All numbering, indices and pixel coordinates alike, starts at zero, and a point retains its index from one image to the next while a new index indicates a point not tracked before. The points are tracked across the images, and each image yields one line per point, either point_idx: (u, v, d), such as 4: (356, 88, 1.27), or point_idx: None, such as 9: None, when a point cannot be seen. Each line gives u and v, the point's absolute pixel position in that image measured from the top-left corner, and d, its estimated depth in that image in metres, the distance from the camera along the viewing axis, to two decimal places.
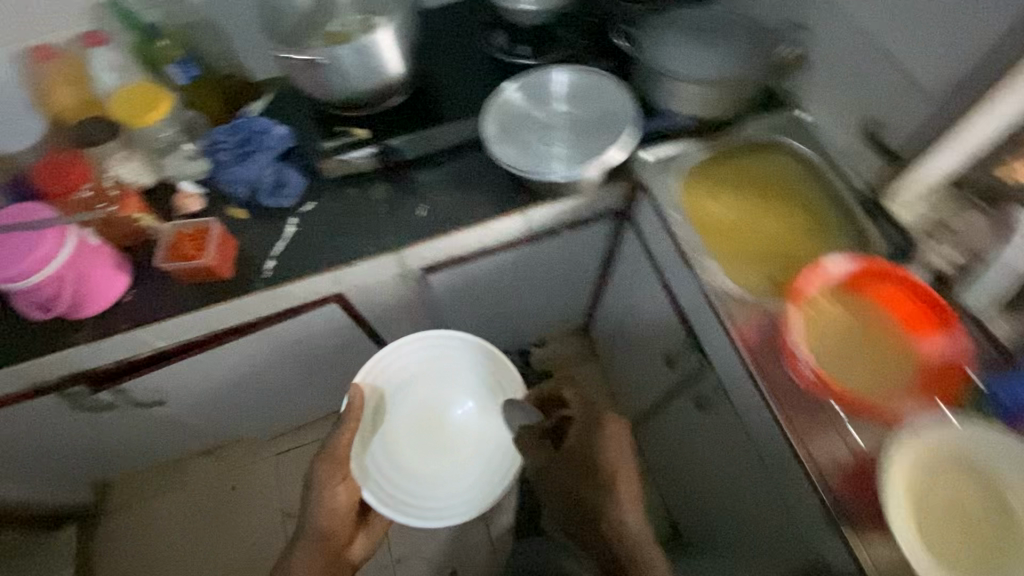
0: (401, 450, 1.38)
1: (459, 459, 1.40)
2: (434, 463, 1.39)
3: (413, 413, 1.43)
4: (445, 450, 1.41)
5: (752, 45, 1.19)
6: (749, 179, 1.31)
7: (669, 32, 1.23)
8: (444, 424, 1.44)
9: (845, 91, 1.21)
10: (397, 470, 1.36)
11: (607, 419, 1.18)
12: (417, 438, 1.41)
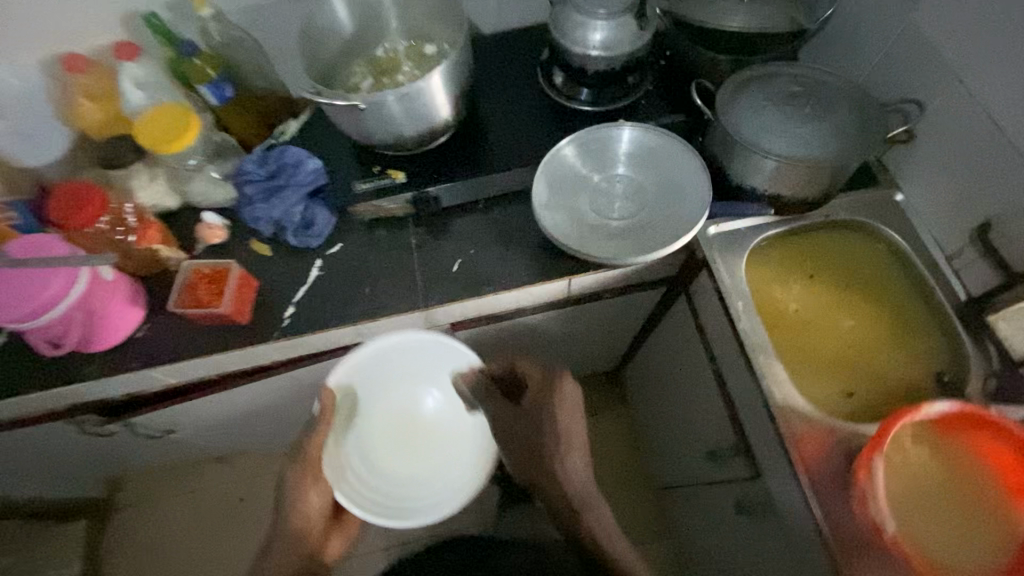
0: (375, 448, 1.32)
1: (435, 455, 1.33)
2: (409, 460, 1.32)
3: (386, 410, 1.35)
4: (423, 447, 1.34)
5: (852, 122, 1.04)
6: (827, 266, 1.16)
7: (757, 96, 1.08)
8: (418, 419, 1.36)
9: (955, 184, 1.06)
10: (369, 467, 1.29)
11: (561, 380, 1.10)
12: (392, 438, 1.34)
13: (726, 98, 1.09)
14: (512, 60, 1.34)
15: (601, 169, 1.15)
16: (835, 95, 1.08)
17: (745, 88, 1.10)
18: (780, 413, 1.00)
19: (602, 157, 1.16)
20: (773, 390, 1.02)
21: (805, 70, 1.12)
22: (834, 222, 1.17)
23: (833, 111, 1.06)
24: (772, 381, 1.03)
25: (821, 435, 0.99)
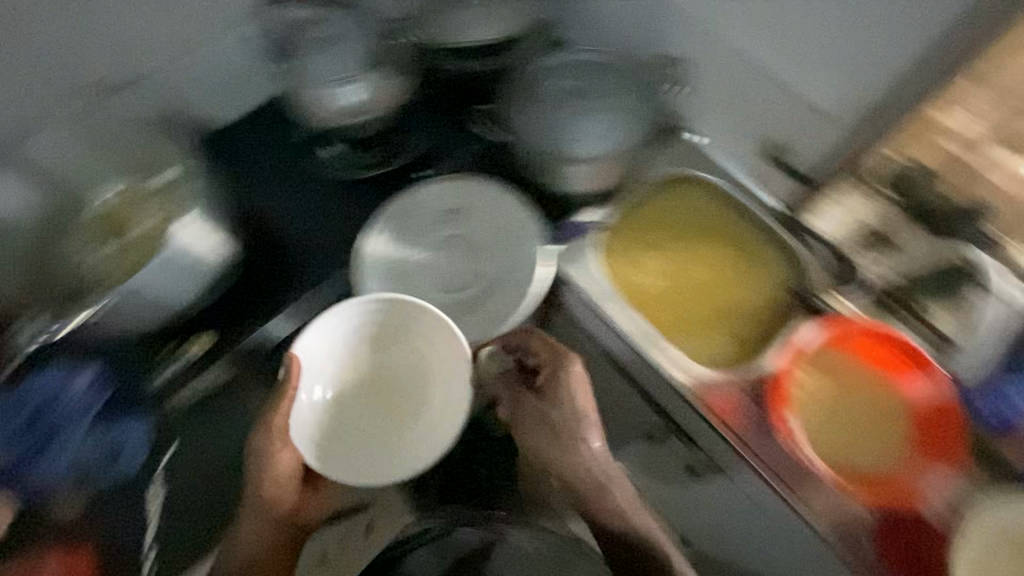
0: (341, 394, 1.02)
1: (417, 407, 1.01)
2: (383, 407, 1.02)
3: (402, 345, 1.02)
4: (405, 395, 1.02)
5: (629, 97, 1.12)
6: (669, 226, 1.13)
7: (542, 104, 1.10)
8: (400, 359, 1.03)
9: (733, 111, 1.15)
10: (334, 416, 1.01)
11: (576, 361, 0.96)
12: (367, 385, 1.03)
13: (517, 116, 1.10)
14: (267, 146, 1.15)
15: (425, 245, 1.09)
16: (603, 77, 1.14)
17: (528, 99, 1.10)
18: (683, 392, 1.01)
19: (421, 232, 1.09)
20: (670, 374, 1.01)
21: (565, 57, 1.15)
22: (652, 184, 1.15)
23: (609, 93, 1.12)
24: (666, 366, 1.02)
25: (725, 393, 1.01)
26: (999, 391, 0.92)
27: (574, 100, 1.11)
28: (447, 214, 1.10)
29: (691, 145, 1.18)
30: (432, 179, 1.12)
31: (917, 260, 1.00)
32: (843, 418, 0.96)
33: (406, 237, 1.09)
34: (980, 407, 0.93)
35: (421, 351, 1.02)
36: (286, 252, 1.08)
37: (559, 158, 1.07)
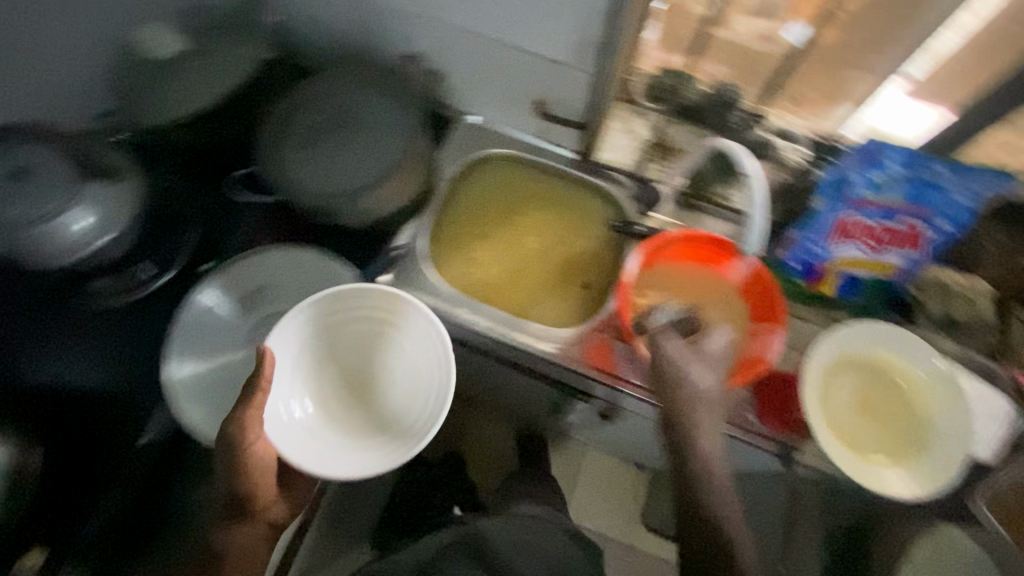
0: (320, 405, 0.95)
1: (399, 398, 0.96)
2: (365, 405, 0.96)
3: (370, 335, 0.97)
4: (384, 389, 0.97)
5: (388, 102, 1.02)
6: (482, 209, 1.18)
7: (296, 149, 0.98)
8: (374, 354, 0.98)
9: (494, 85, 1.12)
10: (319, 420, 0.94)
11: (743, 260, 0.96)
12: (348, 377, 0.97)
13: (274, 173, 0.97)
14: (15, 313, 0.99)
15: (236, 336, 0.97)
16: (348, 92, 1.02)
17: (279, 148, 0.98)
18: (557, 358, 1.07)
19: (228, 324, 0.98)
20: (539, 346, 1.07)
21: (301, 85, 1.03)
22: (456, 179, 1.18)
23: (362, 110, 1.01)
24: (532, 343, 1.07)
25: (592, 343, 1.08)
26: (799, 242, 1.03)
27: (327, 133, 0.99)
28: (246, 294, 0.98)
29: (475, 127, 1.22)
30: (211, 275, 0.99)
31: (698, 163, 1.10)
32: (683, 323, 1.01)
33: (212, 342, 0.95)
34: (787, 259, 1.06)
35: (395, 337, 0.97)
36: (105, 405, 1.00)
37: (345, 198, 0.98)
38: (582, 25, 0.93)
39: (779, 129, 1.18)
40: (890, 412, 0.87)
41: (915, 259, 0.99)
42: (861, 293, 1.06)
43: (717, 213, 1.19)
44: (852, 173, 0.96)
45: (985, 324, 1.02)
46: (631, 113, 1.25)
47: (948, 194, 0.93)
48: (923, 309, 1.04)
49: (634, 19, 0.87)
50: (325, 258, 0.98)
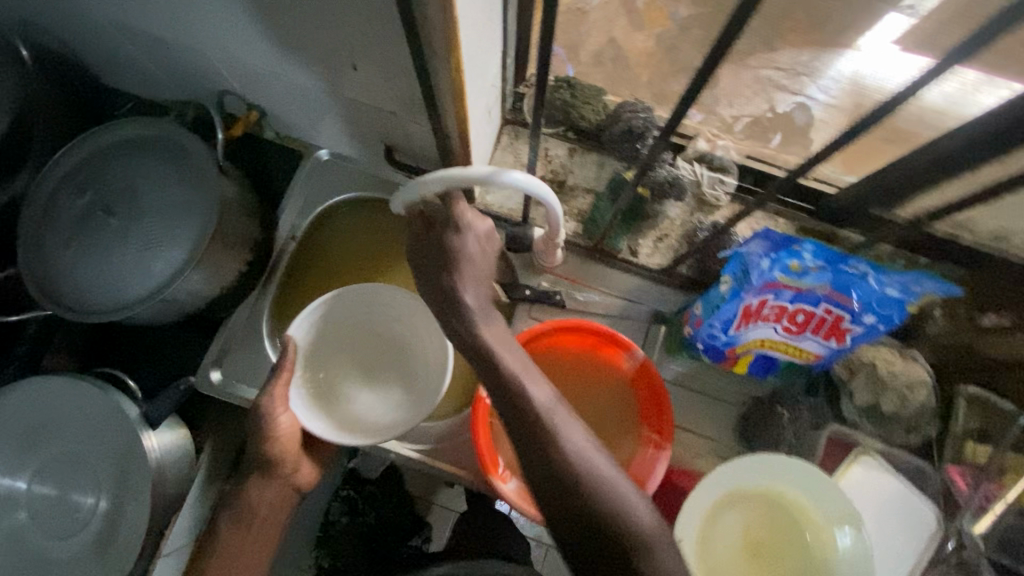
0: (357, 355, 0.92)
1: (412, 367, 0.91)
2: (381, 384, 0.91)
3: (360, 316, 0.91)
4: (393, 363, 0.92)
5: (182, 174, 0.80)
6: (338, 271, 1.01)
7: (61, 249, 0.78)
8: (371, 334, 0.92)
9: (330, 122, 0.89)
10: (340, 407, 0.87)
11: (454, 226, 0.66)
12: (363, 367, 0.91)
13: (37, 281, 0.78)
14: None
15: (18, 495, 0.76)
16: (129, 163, 0.80)
17: (42, 247, 0.78)
18: (423, 461, 0.90)
19: (4, 480, 0.76)
20: (401, 449, 0.90)
21: (68, 153, 0.80)
22: (302, 240, 0.99)
23: (145, 187, 0.79)
24: (392, 445, 0.90)
25: (463, 442, 0.92)
26: (705, 325, 0.85)
27: (98, 223, 0.78)
28: (16, 447, 0.77)
29: (329, 166, 1.00)
30: None
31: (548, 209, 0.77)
32: None
33: None
34: (700, 340, 0.88)
35: (383, 313, 0.91)
36: None
37: (124, 308, 0.76)
38: (394, 80, 0.69)
39: (697, 156, 0.97)
40: (773, 556, 0.75)
41: (837, 348, 0.82)
42: (779, 371, 0.92)
43: (620, 266, 1.00)
44: (757, 260, 0.75)
45: (920, 413, 0.86)
46: (521, 137, 1.02)
47: (875, 289, 0.72)
48: (849, 394, 0.88)
49: (448, 87, 0.64)
50: (102, 387, 0.76)
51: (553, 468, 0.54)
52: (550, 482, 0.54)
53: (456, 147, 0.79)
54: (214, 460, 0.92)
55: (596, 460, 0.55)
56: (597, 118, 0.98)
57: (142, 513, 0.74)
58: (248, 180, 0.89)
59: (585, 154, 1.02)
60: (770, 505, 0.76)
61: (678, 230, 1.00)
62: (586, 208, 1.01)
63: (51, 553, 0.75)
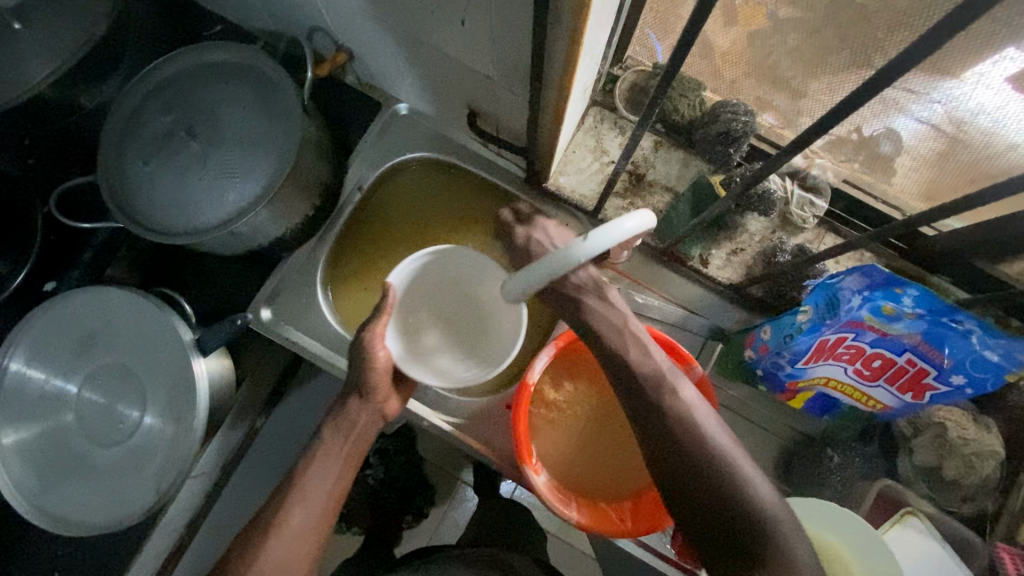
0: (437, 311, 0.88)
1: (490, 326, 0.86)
2: (460, 342, 0.87)
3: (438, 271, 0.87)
4: (466, 319, 0.89)
5: (266, 107, 0.78)
6: (398, 229, 0.99)
7: (142, 164, 0.78)
8: (451, 290, 0.89)
9: (417, 78, 0.86)
10: (421, 362, 0.84)
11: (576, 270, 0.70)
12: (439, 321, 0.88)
13: (113, 192, 0.78)
14: None
15: (67, 397, 0.78)
16: (215, 88, 0.79)
17: (122, 159, 0.78)
18: (455, 436, 0.89)
19: (56, 380, 0.79)
20: (434, 418, 0.89)
21: (158, 69, 0.79)
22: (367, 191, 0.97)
23: (228, 113, 0.78)
24: (427, 413, 0.90)
25: (498, 423, 0.90)
26: (771, 351, 0.81)
27: (179, 143, 0.77)
28: (73, 352, 0.79)
29: (405, 121, 0.97)
30: (35, 327, 0.79)
31: (628, 227, 0.61)
32: (602, 429, 0.85)
33: (32, 407, 0.78)
34: (764, 367, 0.85)
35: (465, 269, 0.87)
36: None
37: (193, 232, 0.76)
38: (501, 44, 0.66)
39: (791, 172, 0.90)
40: None
41: (911, 402, 0.77)
42: (836, 414, 0.88)
43: (686, 274, 0.95)
44: (849, 295, 0.69)
45: (982, 483, 0.81)
46: (607, 121, 0.96)
47: (974, 349, 0.66)
48: (910, 450, 0.83)
49: (562, 60, 0.59)
50: (161, 310, 0.77)
51: (671, 430, 0.59)
52: (662, 448, 0.59)
53: (547, 124, 0.75)
54: (249, 395, 0.93)
55: (711, 431, 0.58)
56: (691, 114, 0.93)
57: (181, 439, 0.75)
58: (327, 125, 0.87)
59: (671, 150, 0.96)
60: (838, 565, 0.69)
61: (755, 246, 0.93)
62: (662, 207, 0.96)
63: (93, 457, 0.78)
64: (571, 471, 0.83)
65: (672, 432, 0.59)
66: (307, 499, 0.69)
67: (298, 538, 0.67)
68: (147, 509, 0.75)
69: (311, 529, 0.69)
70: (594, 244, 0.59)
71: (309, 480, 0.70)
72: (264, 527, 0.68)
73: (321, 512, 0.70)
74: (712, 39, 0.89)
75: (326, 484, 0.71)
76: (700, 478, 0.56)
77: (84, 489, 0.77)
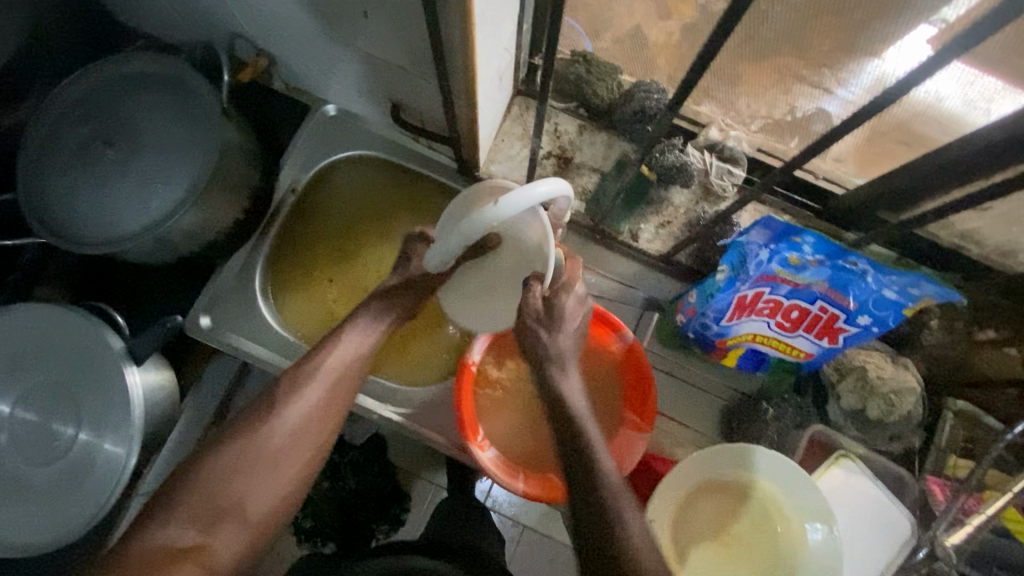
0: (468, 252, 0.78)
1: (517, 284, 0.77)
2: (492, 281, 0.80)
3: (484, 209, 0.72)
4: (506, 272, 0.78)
5: (183, 113, 0.79)
6: (334, 228, 0.98)
7: (60, 176, 0.78)
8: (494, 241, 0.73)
9: (339, 76, 0.88)
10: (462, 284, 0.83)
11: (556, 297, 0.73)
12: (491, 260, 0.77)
13: (34, 206, 0.78)
14: None
15: None
16: (132, 97, 0.80)
17: (40, 173, 0.78)
18: (406, 426, 0.90)
19: None
20: (382, 410, 0.90)
21: (72, 82, 0.80)
22: (302, 193, 0.98)
23: (146, 121, 0.79)
24: (374, 406, 0.90)
25: (446, 410, 0.91)
26: (698, 311, 0.85)
27: (97, 154, 0.78)
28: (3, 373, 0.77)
29: (334, 122, 0.98)
30: None
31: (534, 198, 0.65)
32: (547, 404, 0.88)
33: None
34: (693, 328, 0.88)
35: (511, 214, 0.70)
36: None
37: (114, 241, 0.76)
38: (406, 33, 0.68)
39: (708, 145, 0.93)
40: (746, 543, 0.75)
41: (829, 348, 0.81)
42: (768, 368, 0.92)
43: (621, 250, 0.99)
44: (756, 249, 0.73)
45: (906, 420, 0.86)
46: (531, 109, 0.99)
47: (873, 288, 0.70)
48: (837, 396, 0.88)
49: (459, 40, 0.61)
50: (90, 321, 0.77)
51: (588, 487, 0.60)
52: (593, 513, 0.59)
53: (463, 111, 0.78)
54: (196, 405, 0.93)
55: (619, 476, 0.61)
56: (610, 97, 0.94)
57: (115, 452, 0.74)
58: (251, 129, 0.88)
59: (596, 133, 1.00)
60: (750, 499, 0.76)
61: (682, 217, 0.97)
62: (591, 187, 0.99)
63: (28, 478, 0.76)
64: (516, 448, 0.85)
65: (587, 488, 0.60)
66: (294, 415, 0.68)
67: (306, 421, 0.68)
68: (86, 524, 0.74)
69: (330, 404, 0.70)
70: (508, 207, 0.64)
71: (331, 361, 0.72)
72: (316, 362, 0.71)
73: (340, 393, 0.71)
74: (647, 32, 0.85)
75: (347, 364, 0.72)
76: (601, 536, 0.57)
77: (20, 510, 0.76)
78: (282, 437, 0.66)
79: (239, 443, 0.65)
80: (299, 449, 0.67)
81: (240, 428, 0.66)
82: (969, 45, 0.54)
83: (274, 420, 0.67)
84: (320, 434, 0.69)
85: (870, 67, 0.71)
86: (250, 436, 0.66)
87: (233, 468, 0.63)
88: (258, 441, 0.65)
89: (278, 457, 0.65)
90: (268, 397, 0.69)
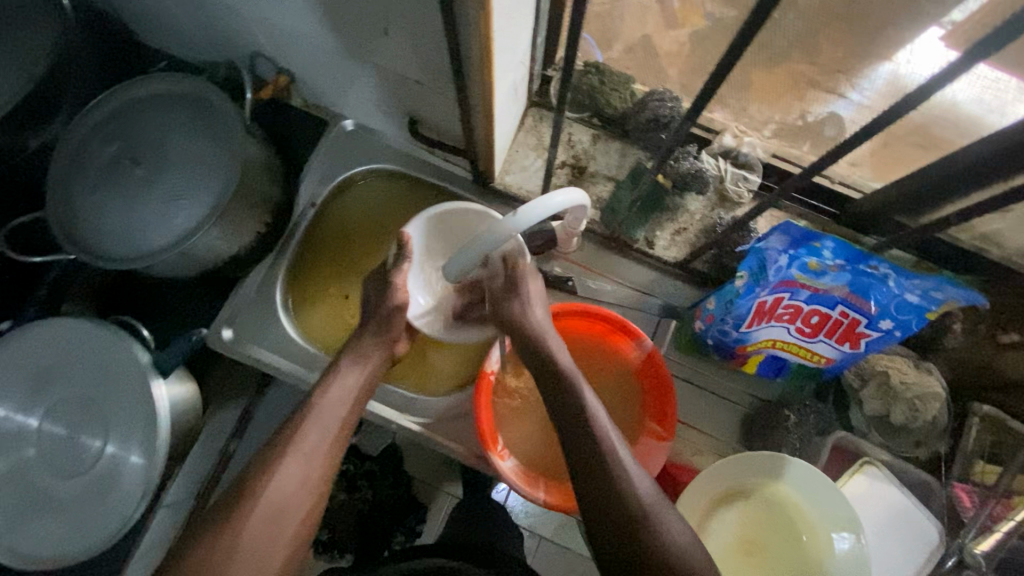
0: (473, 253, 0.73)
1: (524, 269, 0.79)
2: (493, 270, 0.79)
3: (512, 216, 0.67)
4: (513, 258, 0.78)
5: (206, 132, 0.81)
6: (352, 240, 1.00)
7: (88, 195, 0.80)
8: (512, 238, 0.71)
9: (355, 91, 0.90)
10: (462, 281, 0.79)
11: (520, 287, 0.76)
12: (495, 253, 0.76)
13: (63, 223, 0.80)
14: None
15: (28, 431, 0.78)
16: (158, 116, 0.82)
17: (70, 191, 0.81)
18: (425, 436, 0.90)
19: (16, 416, 0.79)
20: (401, 420, 0.90)
21: (100, 103, 0.82)
22: (321, 207, 0.99)
23: (171, 141, 0.81)
24: (392, 416, 0.90)
25: (463, 419, 0.91)
26: (715, 319, 0.85)
27: (124, 172, 0.80)
28: (33, 387, 0.79)
29: (351, 137, 1.00)
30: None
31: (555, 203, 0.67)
32: None
33: None
34: (711, 335, 0.88)
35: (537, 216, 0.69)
36: None
37: (140, 257, 0.78)
38: (424, 49, 0.70)
39: (722, 151, 0.93)
40: (772, 552, 0.74)
41: (850, 353, 0.80)
42: (787, 375, 0.91)
43: (635, 257, 0.99)
44: (776, 255, 0.73)
45: (929, 427, 0.84)
46: (545, 119, 1.00)
47: (895, 292, 0.70)
48: (859, 402, 0.87)
49: (477, 55, 0.63)
50: (118, 335, 0.78)
51: (603, 492, 0.62)
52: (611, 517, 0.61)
53: (479, 124, 0.79)
54: (216, 416, 0.94)
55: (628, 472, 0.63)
56: (623, 106, 0.96)
57: (142, 464, 0.75)
58: (271, 144, 0.90)
59: (609, 142, 1.00)
60: (776, 508, 0.75)
61: (697, 224, 0.98)
62: (605, 196, 0.99)
63: (56, 490, 0.78)
64: (533, 458, 0.84)
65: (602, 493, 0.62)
66: (278, 482, 0.66)
67: (294, 487, 0.66)
68: (111, 536, 0.75)
69: (317, 463, 0.68)
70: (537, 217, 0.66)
71: (312, 422, 0.70)
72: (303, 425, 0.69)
73: (322, 452, 0.69)
74: (653, 39, 0.89)
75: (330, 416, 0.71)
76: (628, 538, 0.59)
77: (48, 523, 0.77)
78: (265, 507, 0.65)
79: (216, 535, 0.63)
80: (282, 526, 0.65)
81: (218, 517, 0.64)
82: (986, 54, 0.51)
83: (251, 505, 0.64)
84: (298, 516, 0.66)
85: (882, 69, 0.76)
86: (235, 509, 0.64)
87: (211, 562, 0.61)
88: (235, 522, 0.63)
89: (259, 543, 0.63)
90: (249, 477, 0.67)
